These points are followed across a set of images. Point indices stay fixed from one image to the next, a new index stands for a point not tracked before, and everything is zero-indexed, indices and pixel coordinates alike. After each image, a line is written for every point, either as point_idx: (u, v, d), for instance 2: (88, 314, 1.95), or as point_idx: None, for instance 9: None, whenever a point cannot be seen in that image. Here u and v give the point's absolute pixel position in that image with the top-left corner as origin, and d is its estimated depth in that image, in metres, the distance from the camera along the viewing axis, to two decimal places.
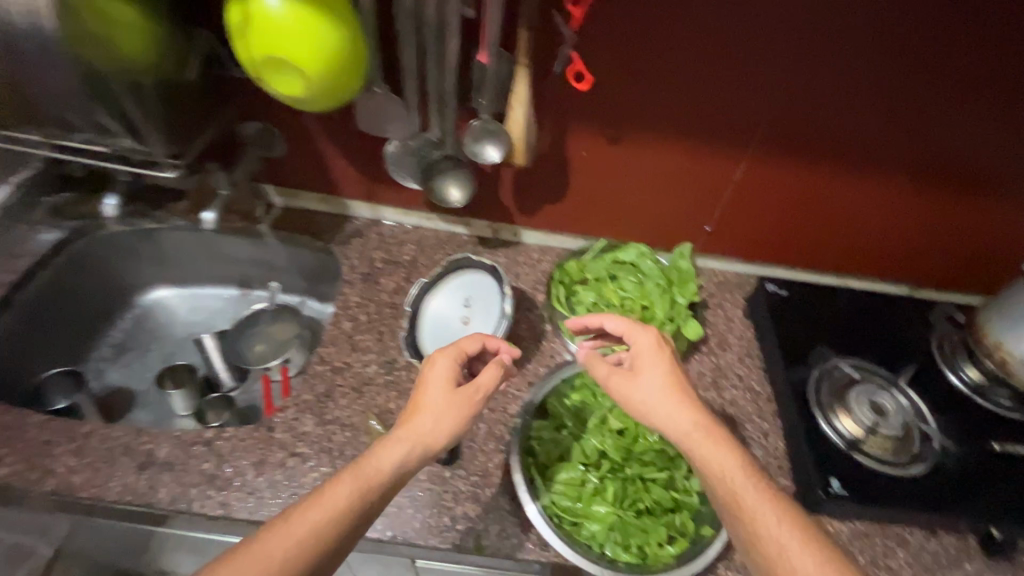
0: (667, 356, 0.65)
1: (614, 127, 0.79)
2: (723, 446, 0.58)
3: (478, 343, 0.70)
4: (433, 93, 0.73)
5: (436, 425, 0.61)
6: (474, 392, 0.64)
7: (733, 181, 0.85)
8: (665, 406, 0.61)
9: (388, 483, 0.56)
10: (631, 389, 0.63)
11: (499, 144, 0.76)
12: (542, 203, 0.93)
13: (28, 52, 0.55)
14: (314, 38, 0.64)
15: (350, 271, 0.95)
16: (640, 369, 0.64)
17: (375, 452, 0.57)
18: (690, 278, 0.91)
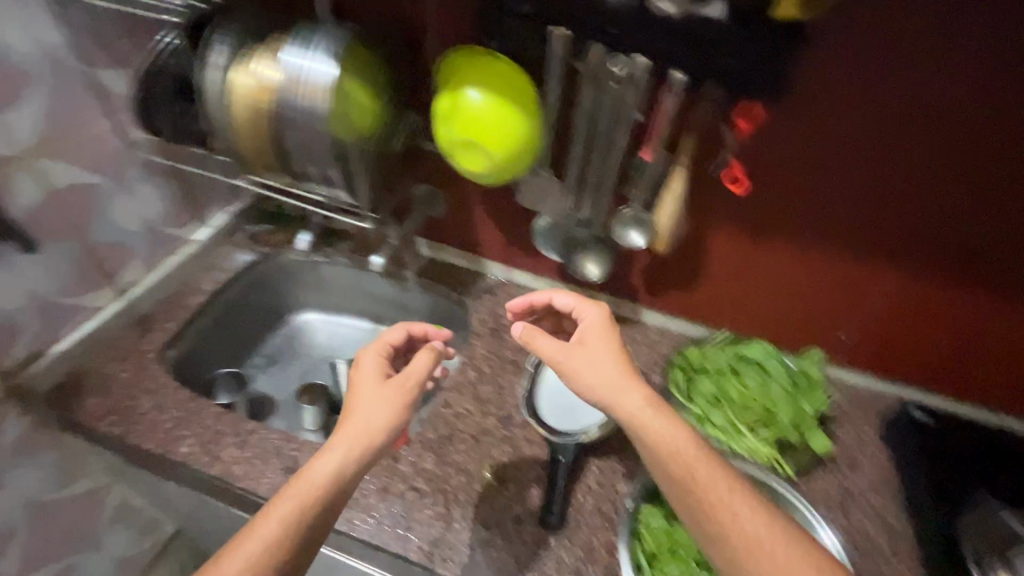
0: (611, 336, 0.70)
1: (752, 225, 0.81)
2: (666, 419, 0.62)
3: (401, 332, 0.81)
4: (592, 181, 0.81)
5: (372, 416, 0.66)
6: (405, 384, 0.69)
7: (881, 295, 0.82)
8: (618, 384, 0.65)
9: (335, 482, 0.61)
10: (581, 361, 0.67)
11: (645, 232, 0.82)
12: (669, 287, 0.95)
13: (296, 119, 0.70)
14: (506, 126, 0.75)
15: (480, 324, 1.03)
16: (586, 345, 0.69)
17: (313, 461, 0.63)
18: (820, 386, 0.86)
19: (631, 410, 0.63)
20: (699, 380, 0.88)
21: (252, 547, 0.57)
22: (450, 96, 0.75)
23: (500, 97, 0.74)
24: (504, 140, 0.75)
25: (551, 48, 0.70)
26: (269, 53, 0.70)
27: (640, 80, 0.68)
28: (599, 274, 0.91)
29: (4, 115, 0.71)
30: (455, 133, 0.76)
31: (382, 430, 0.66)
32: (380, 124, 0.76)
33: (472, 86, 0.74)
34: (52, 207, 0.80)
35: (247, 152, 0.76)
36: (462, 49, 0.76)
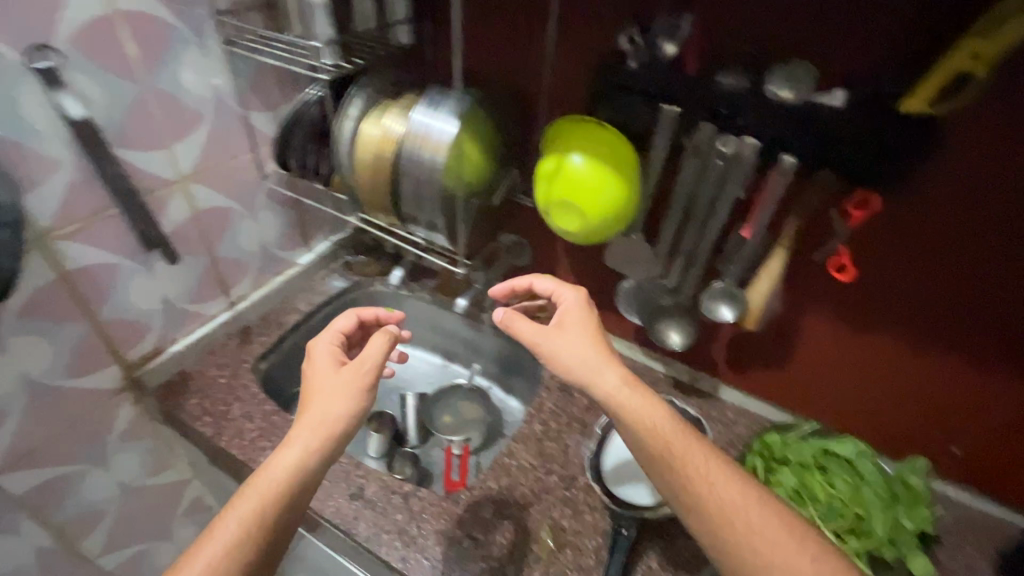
0: (586, 315, 0.74)
1: (854, 316, 0.77)
2: (640, 397, 0.66)
3: (351, 319, 0.88)
4: (684, 251, 0.81)
5: (328, 407, 0.70)
6: (360, 371, 0.73)
7: (992, 410, 0.74)
8: (594, 364, 0.69)
9: (296, 476, 0.65)
10: (559, 343, 0.71)
11: (736, 307, 0.79)
12: (753, 367, 0.91)
13: (413, 169, 0.76)
14: (605, 191, 0.77)
15: (551, 378, 1.04)
16: (564, 329, 0.73)
17: (273, 458, 0.66)
18: (924, 500, 0.77)
19: (607, 390, 0.67)
20: (780, 471, 0.82)
21: (214, 548, 0.60)
22: (553, 159, 0.80)
23: (603, 164, 0.77)
24: (602, 205, 0.78)
25: (659, 123, 0.72)
26: (400, 111, 0.78)
27: (748, 161, 0.68)
28: (682, 343, 0.88)
29: (174, 145, 0.82)
30: (554, 193, 0.80)
31: (345, 416, 0.70)
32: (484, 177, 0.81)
33: (575, 150, 0.78)
34: (193, 225, 0.90)
35: (364, 191, 0.83)
36: (567, 117, 0.81)
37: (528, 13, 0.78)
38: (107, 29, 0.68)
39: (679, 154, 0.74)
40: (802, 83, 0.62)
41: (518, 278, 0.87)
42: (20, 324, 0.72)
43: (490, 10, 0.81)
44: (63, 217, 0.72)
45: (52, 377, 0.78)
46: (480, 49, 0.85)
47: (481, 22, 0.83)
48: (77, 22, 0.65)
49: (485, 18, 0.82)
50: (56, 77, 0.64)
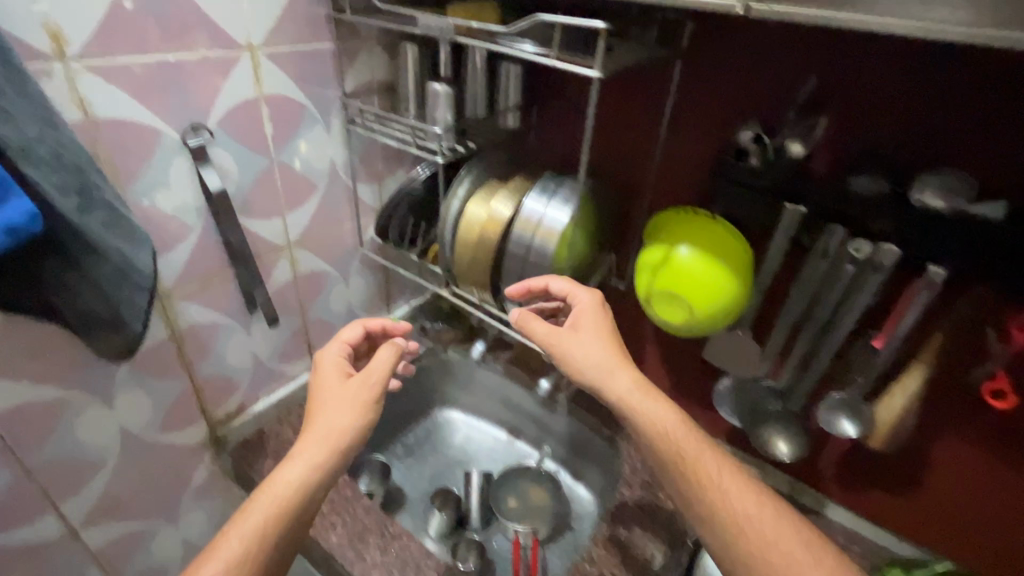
0: (602, 315, 0.72)
1: (1010, 449, 0.67)
2: (653, 403, 0.66)
3: (358, 331, 0.87)
4: (800, 355, 0.75)
5: (336, 419, 0.70)
6: (368, 383, 0.73)
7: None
8: (608, 367, 0.68)
9: (300, 490, 0.65)
10: (573, 347, 0.70)
11: (861, 422, 0.71)
12: (869, 486, 0.82)
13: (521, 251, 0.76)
14: (714, 287, 0.74)
15: (631, 473, 0.97)
16: (579, 332, 0.71)
17: (279, 472, 0.66)
18: None
19: (620, 392, 0.66)
20: None
21: (215, 567, 0.58)
22: (661, 249, 0.77)
23: (718, 258, 0.74)
24: (715, 300, 0.74)
25: (778, 221, 0.69)
26: (510, 195, 0.80)
27: (887, 268, 0.63)
28: (790, 455, 0.79)
29: (289, 214, 0.86)
30: (659, 283, 0.77)
31: (353, 427, 0.70)
32: (583, 259, 0.81)
33: (685, 242, 0.75)
34: (293, 289, 0.93)
35: (463, 268, 0.83)
36: (677, 208, 0.79)
37: (643, 104, 0.79)
38: (252, 111, 0.73)
39: (804, 254, 0.70)
40: (957, 194, 0.57)
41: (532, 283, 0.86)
42: (132, 380, 0.74)
43: (605, 100, 0.83)
44: (184, 279, 0.75)
45: (149, 432, 0.79)
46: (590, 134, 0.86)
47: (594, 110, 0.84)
48: (229, 105, 0.70)
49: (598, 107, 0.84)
50: (203, 153, 0.68)
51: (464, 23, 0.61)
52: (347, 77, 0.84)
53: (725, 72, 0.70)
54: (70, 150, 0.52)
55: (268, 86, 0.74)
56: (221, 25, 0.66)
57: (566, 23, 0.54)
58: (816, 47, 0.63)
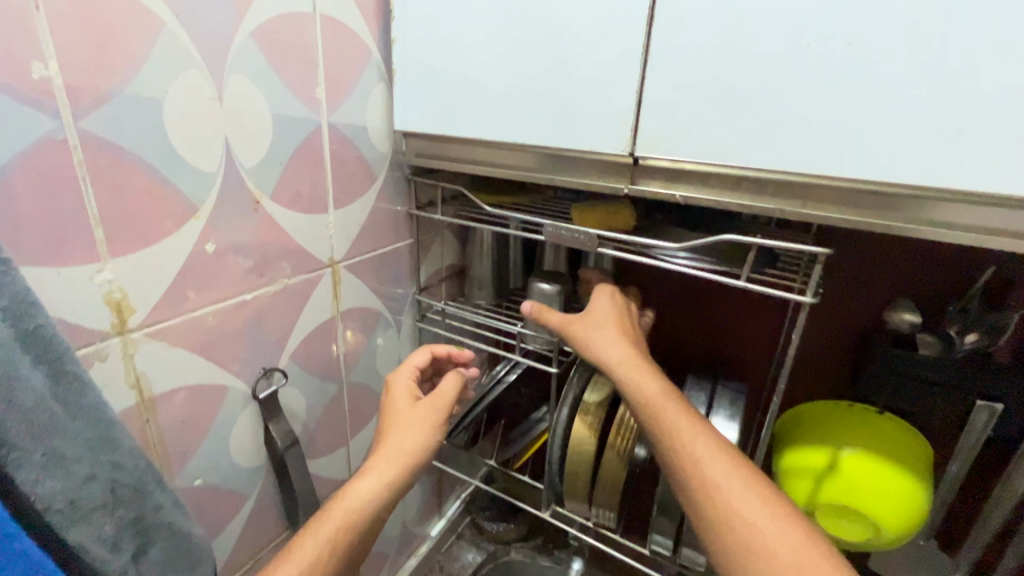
0: (619, 307, 0.60)
1: None
2: (648, 374, 0.52)
3: (426, 355, 0.64)
4: (1008, 571, 0.62)
5: (409, 436, 0.55)
6: (437, 415, 0.57)
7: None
8: (607, 343, 0.56)
9: (364, 519, 0.50)
10: (576, 322, 0.59)
11: None
12: None
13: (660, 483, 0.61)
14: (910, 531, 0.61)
15: None
16: (592, 318, 0.59)
17: (345, 493, 0.50)
18: None
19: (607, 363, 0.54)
20: None
21: None
22: (828, 451, 0.63)
23: (905, 462, 0.61)
24: (910, 518, 0.59)
25: (967, 419, 0.60)
26: None
27: None
28: None
29: (354, 439, 0.69)
30: (831, 493, 0.61)
31: (417, 453, 0.54)
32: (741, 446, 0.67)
33: (855, 442, 0.63)
34: None
35: (574, 488, 0.68)
36: (830, 403, 0.69)
37: None
38: (327, 332, 0.60)
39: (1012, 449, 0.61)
40: None
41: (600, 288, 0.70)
42: None
43: (709, 287, 0.73)
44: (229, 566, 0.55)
45: None
46: (689, 320, 0.76)
47: (691, 296, 0.74)
48: (305, 333, 0.57)
49: (697, 296, 0.74)
50: (274, 401, 0.53)
51: (619, 238, 0.52)
52: (421, 269, 0.73)
53: (875, 257, 0.65)
54: (127, 472, 0.36)
55: (346, 300, 0.62)
56: (307, 248, 0.54)
57: (760, 245, 0.46)
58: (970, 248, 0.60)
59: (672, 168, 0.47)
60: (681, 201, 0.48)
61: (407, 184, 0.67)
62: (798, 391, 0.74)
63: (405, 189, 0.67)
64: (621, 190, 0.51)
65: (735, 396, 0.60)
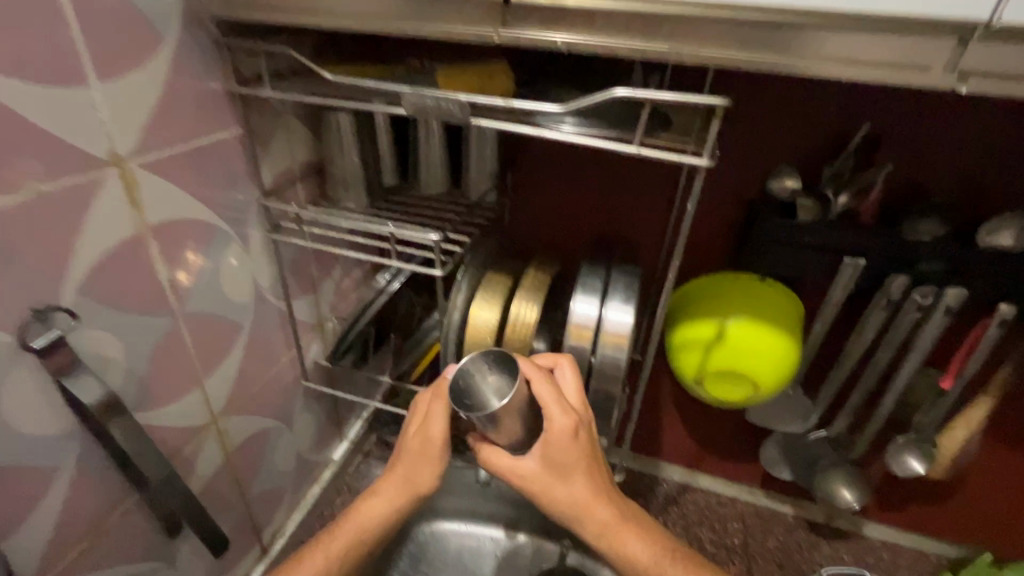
0: (581, 443, 0.49)
1: None
2: (631, 536, 0.51)
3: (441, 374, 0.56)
4: (854, 405, 0.71)
5: (414, 469, 0.55)
6: (430, 454, 0.54)
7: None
8: (585, 506, 0.50)
9: (375, 535, 0.56)
10: (533, 479, 0.49)
11: (928, 459, 0.70)
12: (906, 503, 0.85)
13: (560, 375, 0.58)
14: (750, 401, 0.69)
15: None
16: (552, 481, 0.49)
17: (356, 509, 0.56)
18: None
19: (567, 511, 0.50)
20: None
21: None
22: (715, 324, 0.66)
23: (780, 323, 0.65)
24: (782, 371, 0.65)
25: (835, 275, 0.63)
26: (526, 294, 0.63)
27: (954, 311, 0.60)
28: (857, 501, 0.75)
29: (210, 378, 0.59)
30: (716, 364, 0.66)
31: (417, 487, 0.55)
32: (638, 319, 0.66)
33: (738, 312, 0.66)
34: (227, 474, 0.65)
35: None
36: (719, 274, 0.70)
37: None
38: (134, 256, 0.46)
39: (868, 299, 0.66)
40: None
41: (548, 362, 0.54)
42: None
43: (602, 167, 0.68)
44: (55, 550, 0.45)
45: None
46: (582, 201, 0.71)
47: (584, 179, 0.69)
48: (96, 259, 0.43)
49: (591, 178, 0.69)
50: (67, 353, 0.40)
51: (496, 105, 0.43)
52: (263, 168, 0.59)
53: (764, 121, 0.63)
54: None
55: (155, 210, 0.48)
56: (63, 136, 0.39)
57: (652, 100, 0.40)
58: (849, 100, 0.59)
59: (549, 5, 0.38)
60: (563, 49, 0.40)
61: (216, 50, 0.50)
62: (688, 268, 0.75)
63: (216, 59, 0.51)
64: (491, 38, 0.40)
65: (631, 278, 0.57)
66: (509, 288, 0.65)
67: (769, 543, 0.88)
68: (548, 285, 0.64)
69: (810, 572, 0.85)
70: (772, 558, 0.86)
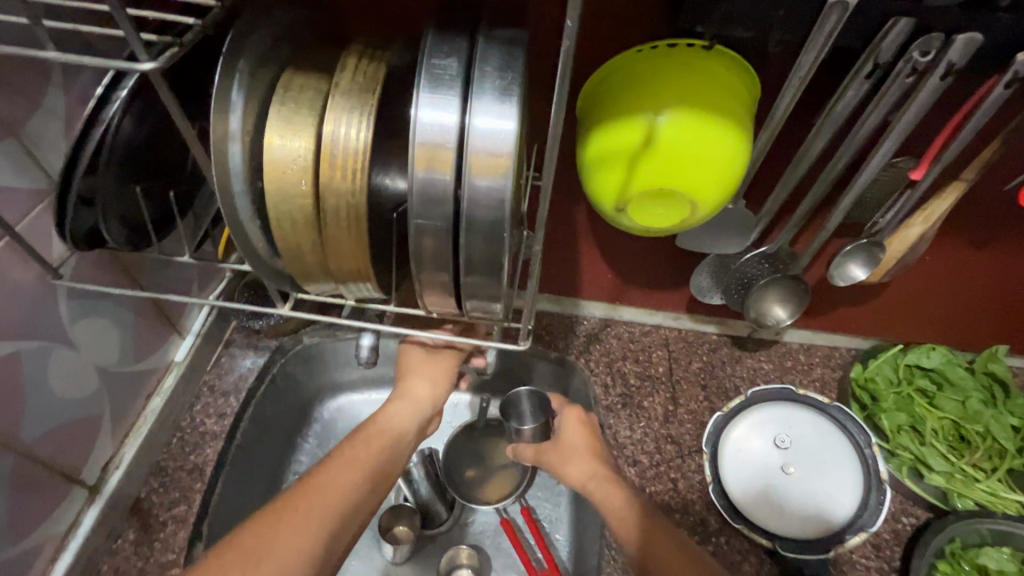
0: (587, 428, 0.70)
1: (986, 233, 0.65)
2: (617, 493, 0.62)
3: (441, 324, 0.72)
4: (801, 213, 0.58)
5: (425, 382, 0.67)
6: (445, 366, 0.68)
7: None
8: (587, 464, 0.66)
9: (392, 440, 0.62)
10: (554, 459, 0.68)
11: (870, 263, 0.61)
12: (831, 306, 0.80)
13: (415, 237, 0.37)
14: (685, 214, 0.50)
15: (605, 394, 0.80)
16: (563, 444, 0.69)
17: (380, 418, 0.63)
18: (1013, 385, 0.78)
19: (579, 480, 0.65)
20: (891, 411, 0.76)
21: (324, 495, 0.54)
22: (642, 124, 0.46)
23: (730, 113, 0.46)
24: (727, 172, 0.47)
25: (811, 28, 0.43)
26: (346, 101, 0.38)
27: (957, 69, 0.43)
28: (789, 317, 0.69)
29: None
30: (641, 179, 0.48)
31: (435, 400, 0.67)
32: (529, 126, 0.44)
33: (673, 99, 0.45)
34: None
35: (301, 259, 0.43)
36: (645, 47, 0.47)
37: None
38: None
39: (843, 64, 0.47)
40: None
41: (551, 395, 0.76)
42: None
43: None
44: None
45: None
46: None
47: None
48: None
49: None
50: None
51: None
52: None
53: None
54: None
55: None
56: None
57: None
58: None
59: None
60: None
61: None
62: (604, 43, 0.51)
63: None
64: None
65: (509, 54, 0.34)
66: (324, 94, 0.40)
67: (693, 365, 0.84)
68: (383, 83, 0.39)
69: (732, 387, 0.82)
70: (696, 380, 0.82)
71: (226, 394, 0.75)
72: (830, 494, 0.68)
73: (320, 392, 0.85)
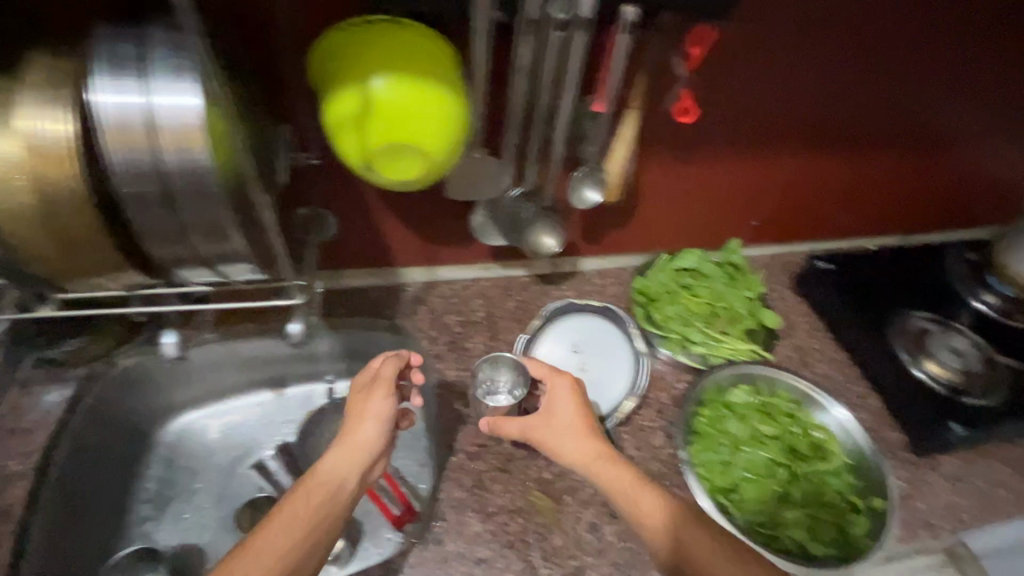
0: (581, 402, 0.71)
1: (684, 147, 0.84)
2: (618, 462, 0.66)
3: (393, 359, 0.71)
4: (533, 152, 0.71)
5: (366, 427, 0.65)
6: (382, 402, 0.66)
7: (782, 168, 0.93)
8: (580, 440, 0.68)
9: (337, 491, 0.60)
10: (552, 440, 0.69)
11: (599, 186, 0.75)
12: (603, 232, 0.97)
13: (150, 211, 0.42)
14: (425, 161, 0.59)
15: (433, 345, 0.90)
16: (553, 420, 0.69)
17: (316, 472, 0.61)
18: (749, 269, 0.98)
19: (580, 458, 0.67)
20: (660, 307, 0.93)
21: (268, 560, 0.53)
22: (357, 93, 0.54)
23: (430, 75, 0.55)
24: (443, 122, 0.57)
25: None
26: (37, 97, 0.41)
27: (588, 23, 0.57)
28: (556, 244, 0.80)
29: None
30: (375, 140, 0.56)
31: (382, 436, 0.65)
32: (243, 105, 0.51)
33: (373, 68, 0.54)
34: None
35: (48, 257, 0.45)
36: (346, 29, 0.56)
37: None
38: None
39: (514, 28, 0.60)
40: None
41: (530, 364, 0.74)
42: None
43: None
44: None
45: None
46: None
47: None
48: None
49: None
50: None
51: None
52: None
53: None
54: None
55: None
56: None
57: None
58: None
59: None
60: None
61: None
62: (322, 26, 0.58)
63: None
64: None
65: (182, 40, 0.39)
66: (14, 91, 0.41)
67: (508, 305, 0.96)
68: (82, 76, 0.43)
69: None
70: (512, 317, 0.94)
71: (29, 433, 0.69)
72: (606, 377, 0.84)
73: (155, 416, 0.83)
